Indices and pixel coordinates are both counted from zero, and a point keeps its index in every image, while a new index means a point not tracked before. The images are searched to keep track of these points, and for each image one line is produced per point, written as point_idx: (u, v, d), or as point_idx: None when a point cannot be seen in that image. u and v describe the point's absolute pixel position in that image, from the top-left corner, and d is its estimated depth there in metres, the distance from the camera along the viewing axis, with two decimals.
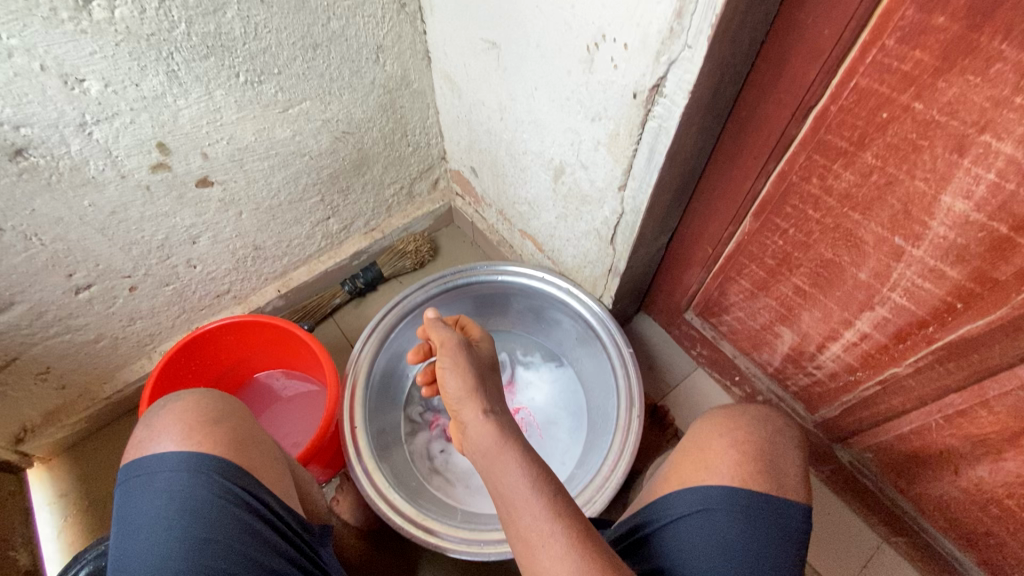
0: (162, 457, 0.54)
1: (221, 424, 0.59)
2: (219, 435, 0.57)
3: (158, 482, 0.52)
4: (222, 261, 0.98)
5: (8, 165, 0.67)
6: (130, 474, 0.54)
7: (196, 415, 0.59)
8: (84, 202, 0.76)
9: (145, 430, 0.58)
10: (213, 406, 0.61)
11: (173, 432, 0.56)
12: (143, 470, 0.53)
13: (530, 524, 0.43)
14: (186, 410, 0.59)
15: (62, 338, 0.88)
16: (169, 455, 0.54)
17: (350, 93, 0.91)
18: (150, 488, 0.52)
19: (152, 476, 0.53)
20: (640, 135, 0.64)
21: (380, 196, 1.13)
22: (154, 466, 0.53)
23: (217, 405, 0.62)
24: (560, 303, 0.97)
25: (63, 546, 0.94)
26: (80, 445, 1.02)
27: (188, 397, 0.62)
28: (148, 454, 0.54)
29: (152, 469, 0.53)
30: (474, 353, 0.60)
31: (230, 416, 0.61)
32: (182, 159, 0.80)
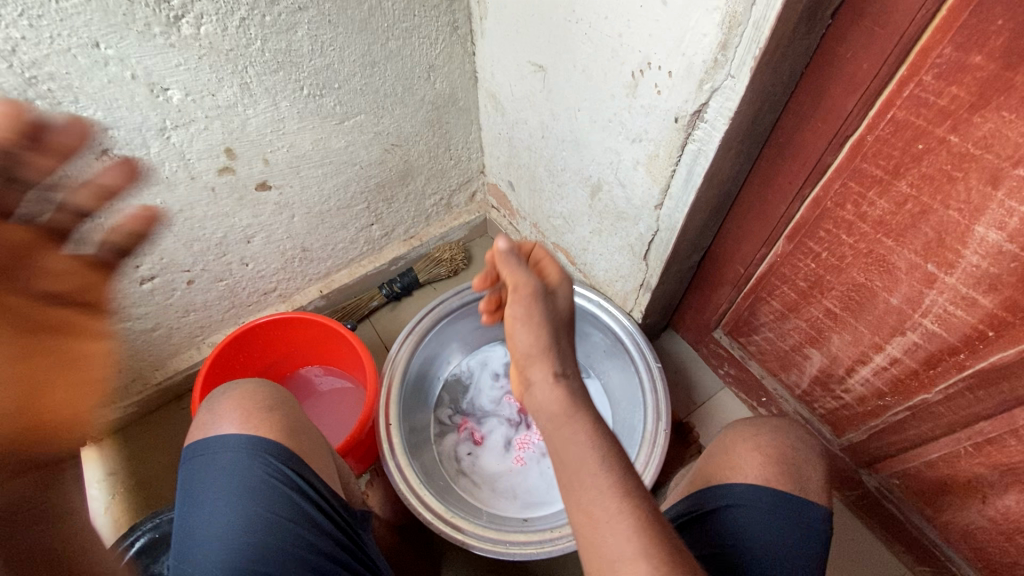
0: (223, 439, 0.58)
1: (275, 411, 0.63)
2: (274, 421, 0.62)
3: (220, 462, 0.57)
4: (272, 261, 1.04)
5: (95, 163, 0.74)
6: (196, 452, 0.59)
7: (254, 402, 0.63)
8: (157, 200, 0.82)
9: (208, 414, 0.63)
10: (268, 394, 0.66)
11: (232, 416, 0.61)
12: (207, 450, 0.58)
13: (596, 504, 0.44)
14: (245, 397, 0.64)
15: (124, 325, 0.94)
16: (230, 437, 0.58)
17: (401, 108, 0.97)
18: (213, 467, 0.57)
19: (216, 456, 0.58)
20: (679, 157, 0.68)
21: (421, 205, 1.19)
22: (217, 446, 0.58)
23: (271, 394, 0.66)
24: (590, 316, 1.00)
25: (109, 520, 1.00)
26: (130, 428, 1.08)
27: (245, 385, 0.67)
28: (211, 436, 0.59)
29: (214, 450, 0.58)
30: (549, 302, 0.56)
31: (283, 404, 0.66)
32: (245, 164, 0.86)
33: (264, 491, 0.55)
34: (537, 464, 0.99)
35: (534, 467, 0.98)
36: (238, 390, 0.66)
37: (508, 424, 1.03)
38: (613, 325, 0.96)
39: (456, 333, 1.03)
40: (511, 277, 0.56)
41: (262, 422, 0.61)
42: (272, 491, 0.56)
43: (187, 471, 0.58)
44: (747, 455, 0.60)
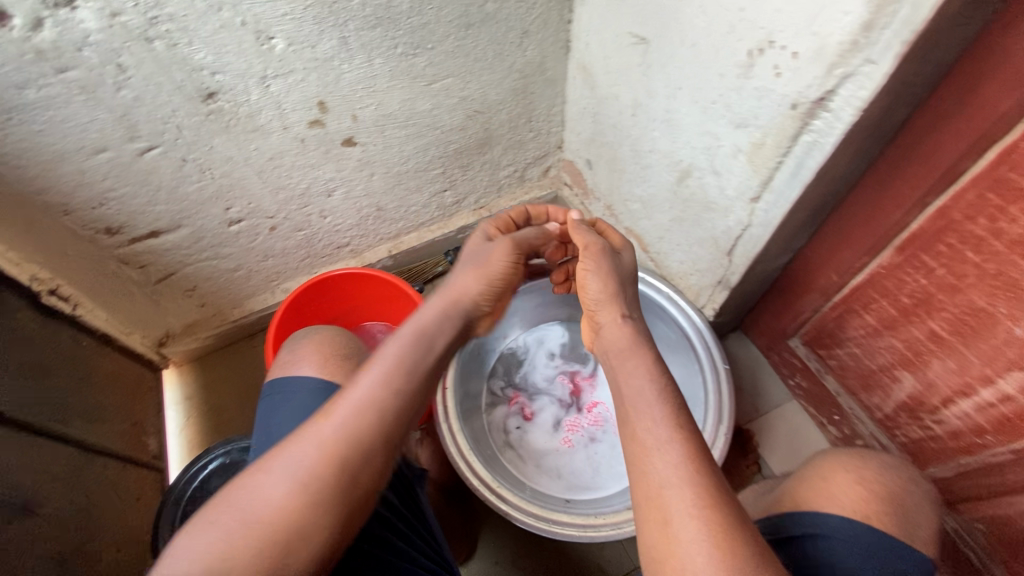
0: (302, 379, 0.61)
1: (350, 359, 0.65)
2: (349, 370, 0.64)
3: (297, 401, 0.59)
4: (348, 216, 1.07)
5: (201, 106, 0.77)
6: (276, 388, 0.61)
7: (332, 348, 0.65)
8: (251, 146, 0.86)
9: (289, 354, 0.65)
10: (346, 342, 0.67)
11: (312, 359, 0.63)
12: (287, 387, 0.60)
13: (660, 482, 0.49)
14: (324, 342, 0.66)
15: (211, 263, 1.00)
16: (308, 378, 0.61)
17: (490, 74, 0.95)
18: (291, 404, 0.60)
19: (295, 394, 0.60)
20: (790, 147, 0.62)
21: (495, 176, 1.17)
22: (295, 386, 0.60)
23: (347, 342, 0.68)
24: (657, 307, 0.97)
25: (182, 442, 1.09)
26: (206, 358, 1.16)
27: (322, 332, 0.68)
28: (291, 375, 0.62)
29: (293, 388, 0.60)
30: (616, 260, 0.71)
31: (358, 353, 0.68)
32: (335, 118, 0.88)
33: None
34: (585, 448, 0.98)
35: (581, 450, 0.98)
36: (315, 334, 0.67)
37: (559, 404, 1.03)
38: (681, 320, 0.93)
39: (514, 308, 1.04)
40: (580, 239, 0.72)
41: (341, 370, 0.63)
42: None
43: (266, 402, 0.61)
44: (841, 483, 0.56)
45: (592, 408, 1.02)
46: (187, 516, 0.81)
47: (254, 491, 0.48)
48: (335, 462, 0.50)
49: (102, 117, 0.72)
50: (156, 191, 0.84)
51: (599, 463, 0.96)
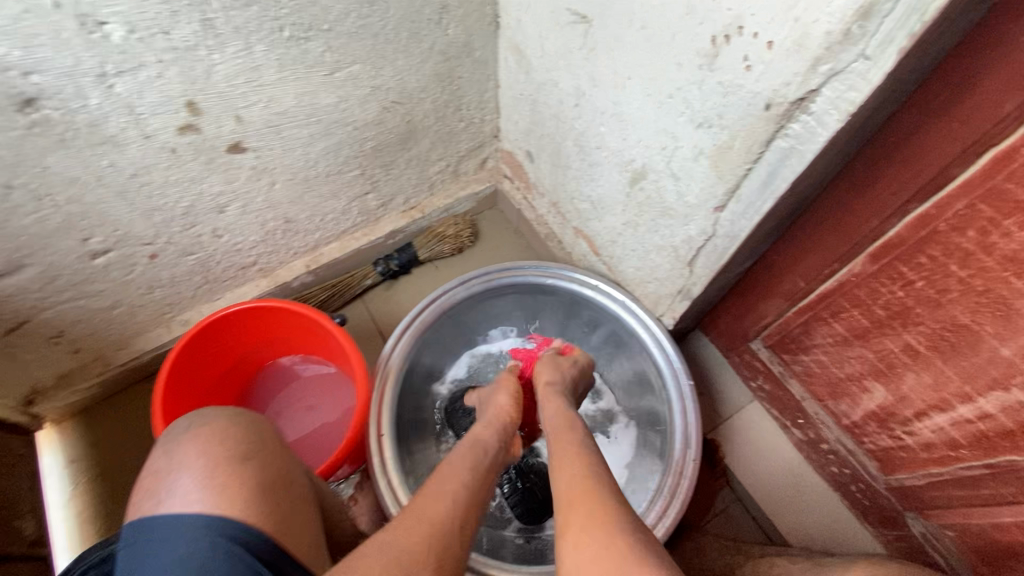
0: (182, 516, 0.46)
1: (248, 462, 0.51)
2: (243, 480, 0.49)
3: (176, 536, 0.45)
4: (250, 232, 0.90)
5: (17, 117, 0.58)
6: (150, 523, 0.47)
7: (225, 450, 0.51)
8: (103, 162, 0.67)
9: (169, 459, 0.51)
10: (234, 441, 0.52)
11: (195, 469, 0.49)
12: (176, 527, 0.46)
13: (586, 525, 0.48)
14: (211, 441, 0.52)
15: (76, 303, 0.81)
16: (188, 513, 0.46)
17: (406, 58, 0.80)
18: (171, 538, 0.45)
19: (174, 541, 0.45)
20: (761, 153, 0.53)
21: (424, 172, 1.03)
22: (172, 540, 0.45)
23: (243, 435, 0.53)
24: (614, 319, 0.89)
25: (70, 515, 0.90)
26: (93, 409, 0.96)
27: (226, 411, 0.56)
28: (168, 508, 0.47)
29: (171, 526, 0.46)
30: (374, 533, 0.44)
31: (255, 452, 0.52)
32: (213, 122, 0.71)
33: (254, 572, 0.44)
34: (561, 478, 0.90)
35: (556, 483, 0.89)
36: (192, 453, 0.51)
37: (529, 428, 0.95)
38: (640, 332, 0.85)
39: (456, 325, 0.94)
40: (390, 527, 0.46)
41: (251, 496, 0.48)
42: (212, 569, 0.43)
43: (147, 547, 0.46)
44: None
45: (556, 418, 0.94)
46: None
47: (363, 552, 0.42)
48: (429, 510, 0.48)
49: None
50: None
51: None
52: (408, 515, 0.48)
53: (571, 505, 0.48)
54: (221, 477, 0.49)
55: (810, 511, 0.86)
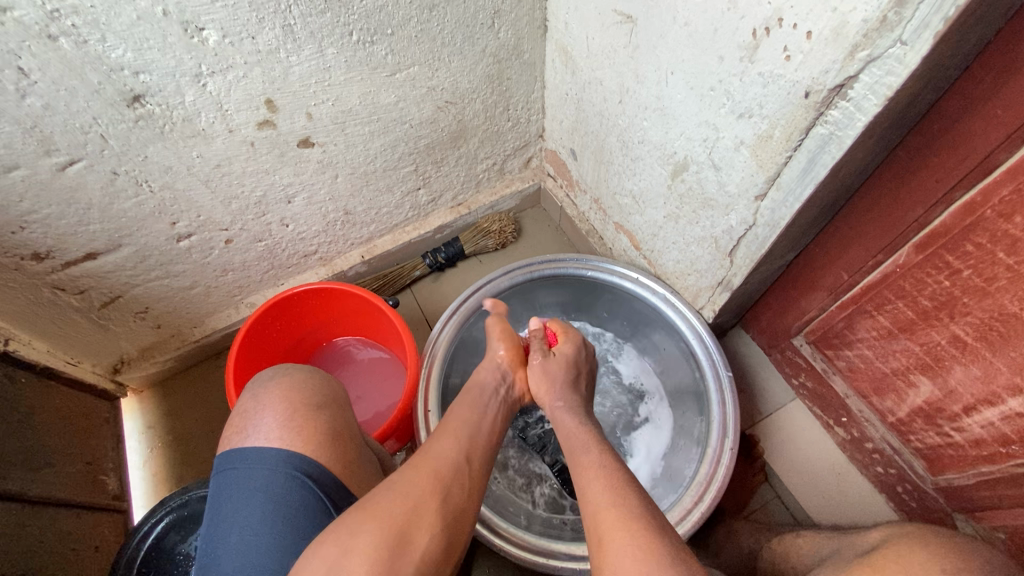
0: (263, 453, 0.51)
1: (321, 411, 0.56)
2: (319, 424, 0.55)
3: (256, 472, 0.50)
4: (313, 223, 0.98)
5: (127, 111, 0.67)
6: (235, 457, 0.51)
7: (302, 398, 0.57)
8: (193, 153, 0.76)
9: (252, 402, 0.57)
10: (313, 392, 0.58)
11: (276, 411, 0.55)
12: (262, 460, 0.50)
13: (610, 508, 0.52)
14: (291, 390, 0.58)
15: (162, 281, 0.90)
16: (269, 450, 0.51)
17: (460, 60, 0.85)
18: (250, 471, 0.50)
19: (258, 470, 0.50)
20: (801, 141, 0.55)
21: (472, 170, 1.08)
22: (257, 469, 0.50)
23: (319, 388, 0.60)
24: (653, 310, 0.91)
25: (147, 474, 0.99)
26: (169, 381, 1.06)
27: (296, 371, 0.61)
28: (250, 445, 0.52)
29: (251, 462, 0.51)
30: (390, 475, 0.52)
31: (328, 405, 0.58)
32: (287, 118, 0.78)
33: (322, 504, 0.50)
34: None
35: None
36: (274, 396, 0.57)
37: None
38: (679, 323, 0.87)
39: (500, 313, 0.99)
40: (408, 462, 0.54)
41: (323, 442, 0.53)
42: (291, 500, 0.49)
43: (231, 475, 0.50)
44: None
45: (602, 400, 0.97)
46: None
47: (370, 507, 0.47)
48: (434, 468, 0.53)
49: (6, 129, 0.62)
50: (88, 209, 0.74)
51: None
52: (410, 471, 0.52)
53: (610, 544, 0.48)
54: (301, 420, 0.54)
55: (848, 512, 0.85)
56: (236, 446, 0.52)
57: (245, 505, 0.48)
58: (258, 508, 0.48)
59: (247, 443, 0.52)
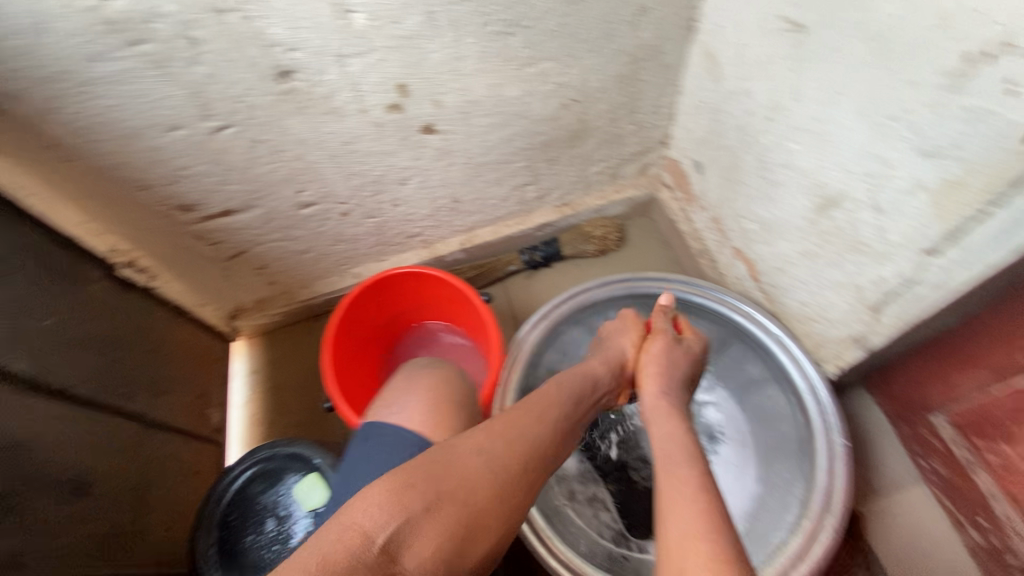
0: (398, 433, 0.58)
1: (453, 410, 0.62)
2: (449, 422, 0.61)
3: (389, 448, 0.57)
4: (422, 206, 1.00)
5: (275, 85, 0.71)
6: (375, 429, 0.59)
7: (434, 393, 0.63)
8: (326, 129, 0.79)
9: (399, 385, 0.65)
10: (449, 389, 0.64)
11: (415, 398, 0.62)
12: (394, 440, 0.57)
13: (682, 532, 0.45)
14: (429, 382, 0.64)
15: (282, 243, 0.97)
16: (406, 431, 0.58)
17: (594, 57, 0.81)
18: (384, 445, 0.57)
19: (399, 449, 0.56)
20: (1005, 194, 0.45)
21: (585, 171, 1.03)
22: (393, 442, 0.57)
23: (450, 387, 0.65)
24: (762, 352, 0.83)
25: (245, 415, 1.08)
26: (274, 333, 1.14)
27: (441, 367, 0.68)
28: (387, 422, 0.59)
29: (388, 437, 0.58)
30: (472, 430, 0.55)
31: (462, 404, 0.64)
32: (415, 103, 0.79)
33: None
34: None
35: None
36: (414, 383, 0.64)
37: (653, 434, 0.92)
38: (792, 372, 0.79)
39: None
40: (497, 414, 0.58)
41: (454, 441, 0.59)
42: None
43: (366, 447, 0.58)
44: None
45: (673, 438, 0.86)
46: (228, 524, 0.78)
47: (451, 468, 0.50)
48: (512, 431, 0.55)
49: (175, 94, 0.68)
50: (230, 170, 0.80)
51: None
52: (499, 436, 0.54)
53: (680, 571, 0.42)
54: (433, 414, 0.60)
55: None
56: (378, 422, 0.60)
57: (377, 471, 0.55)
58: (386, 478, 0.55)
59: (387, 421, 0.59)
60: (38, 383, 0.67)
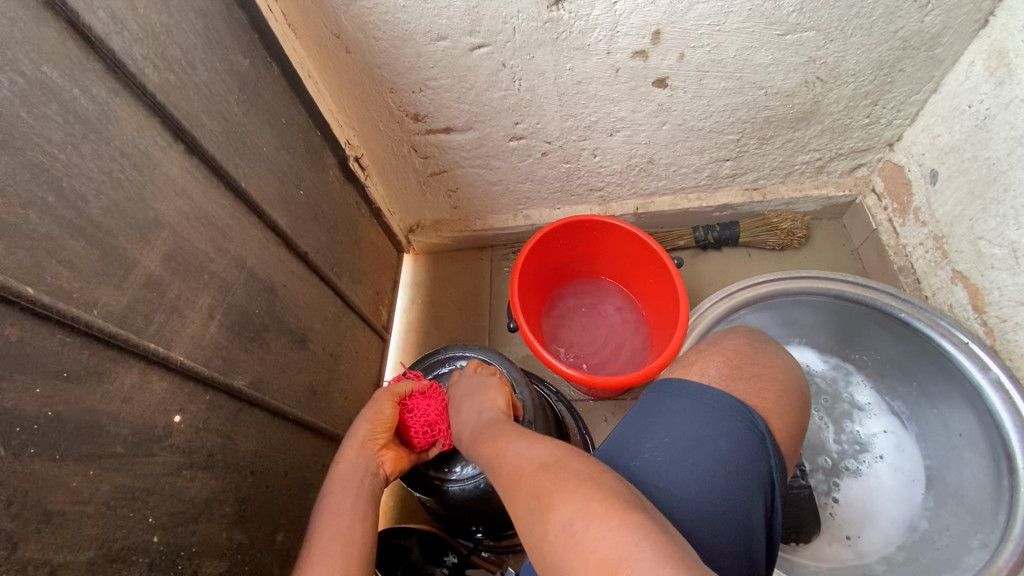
0: (713, 394, 0.50)
1: (785, 396, 0.52)
2: (771, 399, 0.51)
3: (701, 407, 0.50)
4: (617, 161, 1.00)
5: (544, 12, 0.72)
6: (681, 386, 0.52)
7: (747, 361, 0.55)
8: (567, 65, 0.81)
9: (711, 346, 0.58)
10: (774, 367, 0.55)
11: (720, 360, 0.55)
12: (715, 405, 0.49)
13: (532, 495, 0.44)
14: (743, 349, 0.56)
15: (479, 170, 1.01)
16: (720, 395, 0.50)
17: (863, 35, 0.76)
18: (697, 404, 0.50)
19: (725, 420, 0.48)
20: None
21: (792, 159, 0.98)
22: (705, 400, 0.50)
23: (771, 361, 0.56)
24: (967, 387, 0.75)
25: (404, 322, 1.18)
26: (439, 254, 1.22)
27: (749, 336, 0.59)
28: (693, 380, 0.53)
29: (697, 395, 0.51)
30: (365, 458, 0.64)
31: (793, 394, 0.53)
32: (661, 54, 0.78)
33: (765, 475, 0.47)
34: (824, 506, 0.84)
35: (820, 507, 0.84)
36: (736, 346, 0.57)
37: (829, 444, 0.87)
38: (1004, 416, 0.70)
39: (772, 316, 0.90)
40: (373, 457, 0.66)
41: (783, 426, 0.50)
42: (740, 448, 0.47)
43: (676, 399, 0.51)
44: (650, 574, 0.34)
45: (835, 443, 0.87)
46: None
47: (344, 494, 0.60)
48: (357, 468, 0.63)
49: (456, 5, 0.71)
50: (468, 90, 0.84)
51: (830, 529, 0.82)
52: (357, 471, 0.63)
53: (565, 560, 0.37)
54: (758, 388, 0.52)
55: None
56: (693, 380, 0.52)
57: (685, 422, 0.49)
58: (697, 435, 0.48)
59: (703, 385, 0.52)
60: (290, 244, 0.75)
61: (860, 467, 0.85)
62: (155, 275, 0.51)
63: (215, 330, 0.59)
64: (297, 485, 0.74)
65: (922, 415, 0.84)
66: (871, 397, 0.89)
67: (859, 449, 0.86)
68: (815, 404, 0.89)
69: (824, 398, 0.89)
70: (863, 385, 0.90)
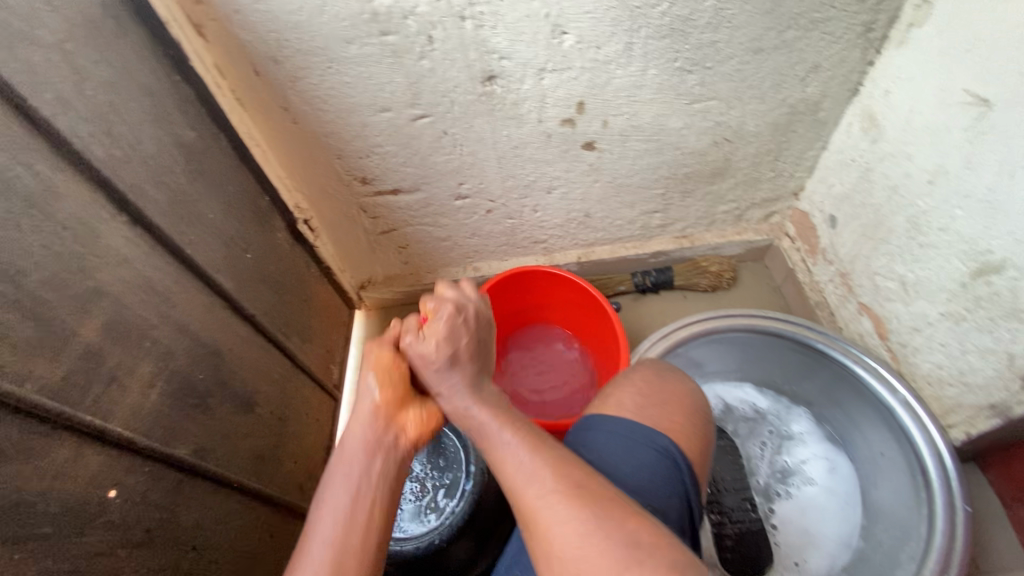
0: (629, 425, 0.54)
1: (696, 418, 0.57)
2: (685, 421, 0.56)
3: (620, 440, 0.53)
4: (556, 215, 1.07)
5: (479, 86, 0.80)
6: (602, 421, 0.55)
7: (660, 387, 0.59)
8: (503, 132, 0.88)
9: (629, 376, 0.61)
10: (687, 391, 0.59)
11: (636, 390, 0.58)
12: (633, 436, 0.53)
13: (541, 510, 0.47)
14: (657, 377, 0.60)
15: (426, 227, 1.06)
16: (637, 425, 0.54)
17: (757, 104, 0.87)
18: (616, 437, 0.53)
19: (642, 448, 0.52)
20: None
21: (712, 209, 1.08)
22: (623, 432, 0.53)
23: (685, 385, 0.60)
24: (885, 409, 0.82)
25: (355, 380, 1.17)
26: (390, 309, 1.24)
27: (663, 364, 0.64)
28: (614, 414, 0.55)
29: (617, 428, 0.54)
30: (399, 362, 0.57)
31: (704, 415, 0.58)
32: (587, 121, 0.87)
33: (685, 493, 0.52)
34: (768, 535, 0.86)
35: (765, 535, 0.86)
36: (647, 374, 0.61)
37: (765, 474, 0.91)
38: (917, 436, 0.77)
39: (708, 355, 0.96)
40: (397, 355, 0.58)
41: (699, 448, 0.55)
42: (657, 474, 0.51)
43: (599, 435, 0.54)
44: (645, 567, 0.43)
45: (768, 472, 0.91)
46: None
47: (344, 472, 0.53)
48: (361, 430, 0.55)
49: (397, 80, 0.77)
50: (412, 154, 0.90)
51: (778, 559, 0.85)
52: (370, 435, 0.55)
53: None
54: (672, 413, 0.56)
55: None
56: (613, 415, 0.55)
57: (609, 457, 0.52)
58: (622, 468, 0.51)
59: (622, 418, 0.55)
60: (237, 306, 0.76)
61: (789, 490, 0.89)
62: (94, 345, 0.51)
63: (155, 398, 0.58)
64: (241, 560, 0.71)
65: (847, 438, 0.90)
66: (802, 425, 0.94)
67: (788, 474, 0.90)
68: (753, 437, 0.94)
69: (759, 429, 0.95)
70: (799, 416, 0.95)
